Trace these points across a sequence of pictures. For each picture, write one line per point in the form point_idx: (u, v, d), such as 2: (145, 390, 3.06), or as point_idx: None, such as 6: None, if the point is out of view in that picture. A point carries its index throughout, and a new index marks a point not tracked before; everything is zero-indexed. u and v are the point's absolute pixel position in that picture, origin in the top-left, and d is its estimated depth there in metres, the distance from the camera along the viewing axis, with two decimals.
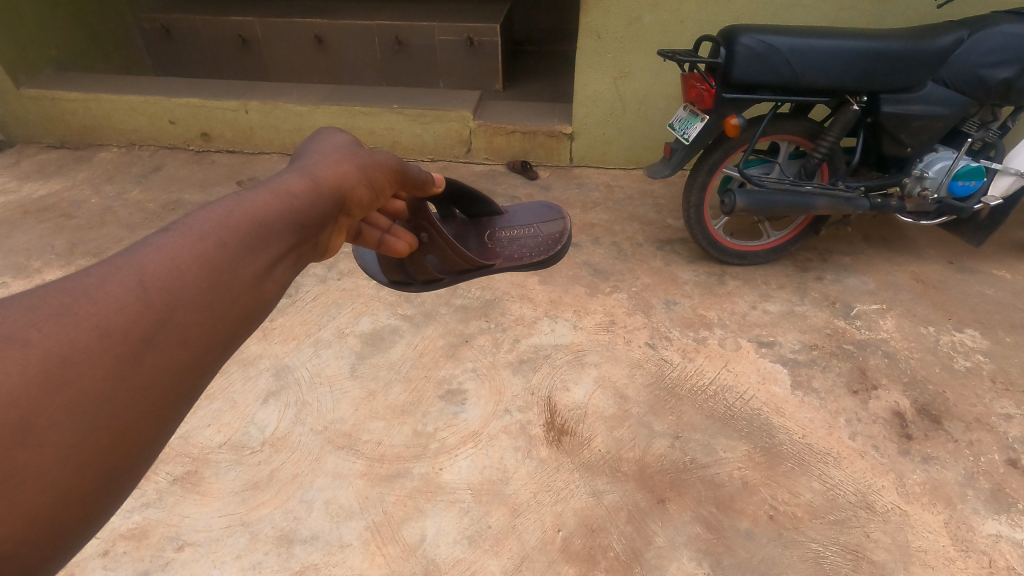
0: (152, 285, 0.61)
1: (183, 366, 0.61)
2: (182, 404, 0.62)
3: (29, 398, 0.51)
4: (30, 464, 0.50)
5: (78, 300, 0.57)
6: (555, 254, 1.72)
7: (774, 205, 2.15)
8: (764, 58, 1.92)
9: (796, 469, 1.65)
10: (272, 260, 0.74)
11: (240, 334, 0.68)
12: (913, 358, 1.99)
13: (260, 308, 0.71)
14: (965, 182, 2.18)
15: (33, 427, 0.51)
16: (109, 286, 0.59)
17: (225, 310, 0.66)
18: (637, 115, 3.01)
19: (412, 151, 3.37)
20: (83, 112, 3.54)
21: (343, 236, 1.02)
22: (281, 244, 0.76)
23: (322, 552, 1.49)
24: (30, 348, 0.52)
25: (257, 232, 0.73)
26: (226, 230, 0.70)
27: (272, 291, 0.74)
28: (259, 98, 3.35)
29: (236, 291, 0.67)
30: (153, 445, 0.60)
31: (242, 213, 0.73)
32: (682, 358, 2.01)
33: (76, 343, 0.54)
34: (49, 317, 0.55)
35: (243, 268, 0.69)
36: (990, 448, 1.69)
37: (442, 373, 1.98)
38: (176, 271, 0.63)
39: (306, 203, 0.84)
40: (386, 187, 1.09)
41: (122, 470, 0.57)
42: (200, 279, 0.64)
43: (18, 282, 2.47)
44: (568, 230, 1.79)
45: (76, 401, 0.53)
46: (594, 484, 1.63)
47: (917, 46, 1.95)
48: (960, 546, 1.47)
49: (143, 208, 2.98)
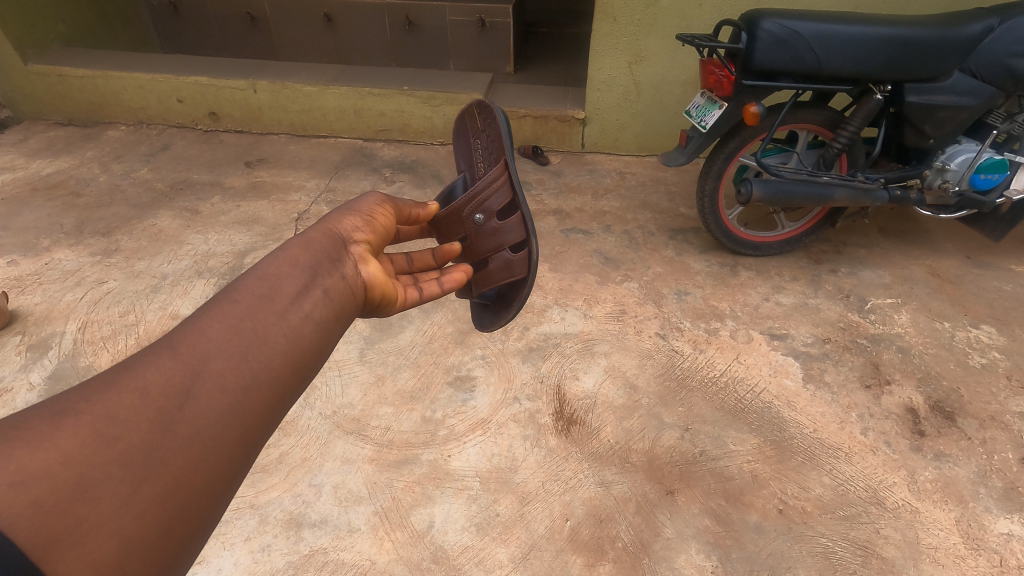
0: (184, 349, 0.68)
1: (223, 411, 0.66)
2: (234, 446, 0.67)
3: (85, 457, 0.57)
4: (93, 516, 0.55)
5: (120, 373, 0.64)
6: (490, 104, 1.37)
7: (791, 196, 2.11)
8: (787, 44, 1.87)
9: (806, 464, 1.64)
10: (293, 301, 0.78)
11: (281, 374, 0.73)
12: (928, 353, 1.96)
13: (296, 347, 0.75)
14: (987, 176, 2.13)
15: (91, 483, 0.56)
16: (146, 357, 0.66)
17: (255, 355, 0.71)
18: (652, 100, 2.96)
19: (421, 133, 3.33)
20: (91, 89, 3.51)
21: (375, 262, 0.96)
22: (299, 287, 0.80)
23: (331, 536, 1.50)
24: (80, 416, 0.60)
25: (274, 283, 0.79)
26: (245, 289, 0.77)
27: (305, 331, 0.77)
28: (268, 78, 3.31)
29: (262, 338, 0.73)
30: (214, 489, 0.64)
31: (256, 272, 0.80)
32: (692, 350, 2.00)
33: (119, 405, 0.61)
34: (99, 389, 0.63)
35: (266, 316, 0.75)
36: (1004, 447, 1.67)
37: (451, 360, 1.97)
38: (202, 332, 0.70)
39: (315, 248, 0.88)
40: (380, 210, 1.07)
41: (182, 516, 0.62)
42: (224, 333, 0.71)
43: (27, 260, 2.46)
44: (465, 106, 1.45)
45: (125, 454, 0.59)
46: (603, 475, 1.62)
47: (946, 34, 1.89)
48: (970, 545, 1.46)
49: (152, 188, 2.96)
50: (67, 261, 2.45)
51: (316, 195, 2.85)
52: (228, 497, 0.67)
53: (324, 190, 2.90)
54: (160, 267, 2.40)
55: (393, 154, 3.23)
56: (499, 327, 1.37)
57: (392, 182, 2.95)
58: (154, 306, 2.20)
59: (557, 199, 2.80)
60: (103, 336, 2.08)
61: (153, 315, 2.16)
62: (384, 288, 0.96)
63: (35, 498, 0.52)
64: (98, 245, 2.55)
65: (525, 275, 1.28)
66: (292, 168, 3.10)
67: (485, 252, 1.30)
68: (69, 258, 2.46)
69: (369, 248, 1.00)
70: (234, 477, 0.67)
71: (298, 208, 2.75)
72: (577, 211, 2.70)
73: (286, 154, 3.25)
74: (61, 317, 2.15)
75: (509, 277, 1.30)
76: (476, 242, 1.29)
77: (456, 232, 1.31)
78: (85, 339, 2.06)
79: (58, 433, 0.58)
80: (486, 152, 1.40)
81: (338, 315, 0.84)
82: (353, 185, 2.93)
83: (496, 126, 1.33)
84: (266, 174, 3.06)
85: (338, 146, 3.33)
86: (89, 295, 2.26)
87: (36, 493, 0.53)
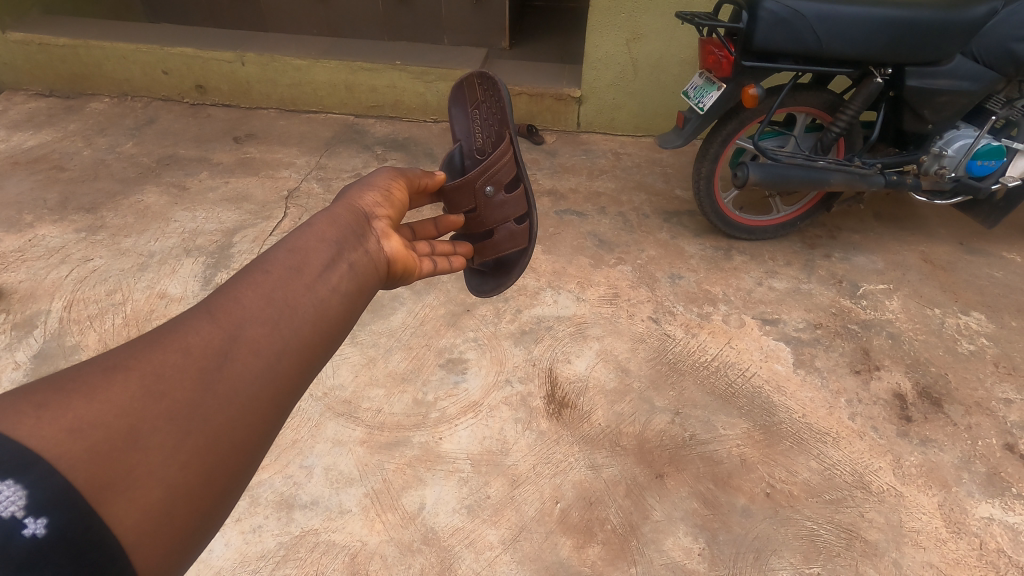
0: (222, 315, 0.74)
1: (258, 372, 0.72)
2: (268, 406, 0.72)
3: (134, 409, 0.62)
4: (144, 463, 0.60)
5: (163, 336, 0.70)
6: (489, 75, 1.40)
7: (787, 180, 2.08)
8: (788, 25, 1.82)
9: (794, 448, 1.66)
10: (321, 274, 0.85)
11: (309, 342, 0.79)
12: (917, 339, 1.97)
13: (324, 317, 0.82)
14: (984, 162, 2.12)
15: (139, 434, 0.61)
16: (188, 321, 0.72)
17: (286, 323, 0.77)
18: (649, 79, 2.91)
19: (415, 110, 3.25)
20: (74, 59, 3.40)
21: (397, 236, 1.04)
22: (322, 262, 0.86)
23: (322, 517, 1.51)
24: (129, 371, 0.65)
25: (301, 257, 0.85)
26: (276, 261, 0.83)
27: (331, 303, 0.84)
28: (257, 50, 3.22)
29: (293, 307, 0.79)
30: (250, 444, 0.70)
31: (284, 247, 0.86)
32: (685, 333, 2.00)
33: (165, 363, 0.67)
34: (144, 348, 0.68)
35: (295, 287, 0.81)
36: (988, 432, 1.70)
37: (443, 342, 1.96)
38: (238, 299, 0.76)
39: (339, 224, 0.95)
40: (395, 184, 1.14)
41: (222, 470, 0.66)
42: (259, 301, 0.77)
43: (10, 236, 2.41)
44: (462, 76, 1.44)
45: (171, 408, 0.64)
46: (594, 458, 1.63)
47: (951, 16, 1.87)
48: (952, 528, 1.49)
49: (137, 163, 2.89)
50: (51, 238, 2.40)
51: (306, 172, 2.80)
52: (262, 454, 0.73)
53: (314, 167, 2.85)
54: (147, 245, 2.36)
55: (386, 131, 3.16)
56: (498, 293, 1.42)
57: (384, 160, 2.90)
58: (142, 285, 2.17)
59: (551, 179, 2.77)
60: (90, 314, 2.05)
61: (140, 294, 2.13)
62: (405, 260, 1.04)
63: (91, 445, 0.57)
64: (83, 221, 2.49)
65: (527, 245, 1.36)
66: (282, 144, 3.04)
67: (491, 223, 1.38)
68: (53, 234, 2.41)
69: (388, 223, 1.08)
70: (268, 435, 0.73)
71: (288, 185, 2.70)
72: (572, 192, 2.68)
73: (276, 130, 3.18)
74: (46, 295, 2.12)
75: (513, 246, 1.38)
76: (483, 213, 1.37)
77: (465, 205, 1.38)
78: (71, 318, 2.03)
79: (110, 386, 0.63)
80: (485, 124, 1.41)
81: (361, 287, 0.91)
82: (345, 162, 2.88)
83: (499, 97, 1.35)
84: (255, 150, 2.99)
85: (329, 121, 3.25)
86: (74, 273, 2.22)
87: (91, 439, 0.58)
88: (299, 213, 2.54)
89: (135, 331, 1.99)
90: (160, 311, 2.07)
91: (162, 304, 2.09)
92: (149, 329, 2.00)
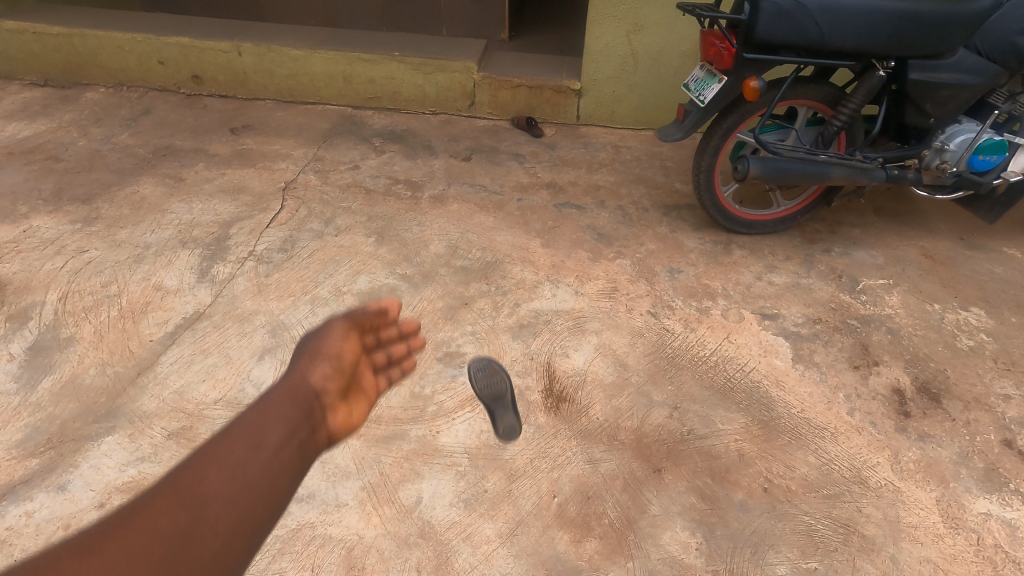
0: (184, 494, 0.74)
1: (219, 550, 0.72)
2: None
3: None
4: None
5: (128, 517, 0.71)
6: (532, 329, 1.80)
7: (788, 173, 2.07)
8: (790, 16, 1.80)
9: (792, 443, 1.65)
10: (283, 445, 0.84)
11: (269, 515, 0.78)
12: (917, 335, 1.97)
13: (284, 488, 0.81)
14: (985, 157, 2.10)
15: None
16: (154, 497, 0.73)
17: (248, 498, 0.77)
18: (650, 71, 2.89)
19: (413, 102, 3.22)
20: (68, 48, 3.36)
21: (345, 409, 0.97)
22: (282, 431, 0.85)
23: (319, 510, 1.50)
24: (99, 555, 0.67)
25: (263, 425, 0.84)
26: (240, 431, 0.83)
27: (293, 474, 0.83)
28: (254, 40, 3.20)
29: (255, 481, 0.79)
30: None
31: (248, 415, 0.86)
32: (684, 328, 1.99)
33: (127, 551, 0.67)
34: (113, 530, 0.70)
35: (256, 460, 0.80)
36: (986, 428, 1.70)
37: (441, 335, 1.95)
38: (205, 473, 0.77)
39: (300, 387, 0.93)
40: (351, 337, 1.04)
41: None
42: (223, 477, 0.77)
43: (4, 227, 2.38)
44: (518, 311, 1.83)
45: None
46: (591, 452, 1.63)
47: (955, 8, 1.85)
48: (949, 523, 1.48)
49: (133, 154, 2.87)
50: (46, 229, 2.38)
51: (304, 164, 2.78)
52: None
53: (312, 159, 2.82)
54: (143, 237, 2.34)
55: (384, 123, 3.13)
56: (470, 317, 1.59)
57: (382, 152, 2.88)
58: (137, 277, 2.15)
59: (551, 172, 2.75)
60: (85, 306, 2.03)
61: (136, 286, 2.12)
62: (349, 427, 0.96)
63: None
64: (78, 212, 2.47)
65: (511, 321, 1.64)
66: (279, 136, 3.01)
67: None
68: (48, 226, 2.39)
69: (342, 387, 0.98)
70: None
71: (286, 177, 2.68)
72: (571, 185, 2.66)
73: (273, 121, 3.15)
74: (41, 287, 2.10)
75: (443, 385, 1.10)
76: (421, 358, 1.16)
77: None
78: (66, 310, 2.02)
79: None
80: None
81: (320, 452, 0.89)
82: (342, 154, 2.86)
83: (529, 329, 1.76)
84: (252, 141, 2.97)
85: (327, 113, 3.22)
86: (69, 264, 2.20)
87: None
88: (297, 205, 2.53)
89: (131, 324, 1.98)
90: (155, 303, 2.05)
91: (158, 297, 2.08)
92: (144, 321, 1.99)
